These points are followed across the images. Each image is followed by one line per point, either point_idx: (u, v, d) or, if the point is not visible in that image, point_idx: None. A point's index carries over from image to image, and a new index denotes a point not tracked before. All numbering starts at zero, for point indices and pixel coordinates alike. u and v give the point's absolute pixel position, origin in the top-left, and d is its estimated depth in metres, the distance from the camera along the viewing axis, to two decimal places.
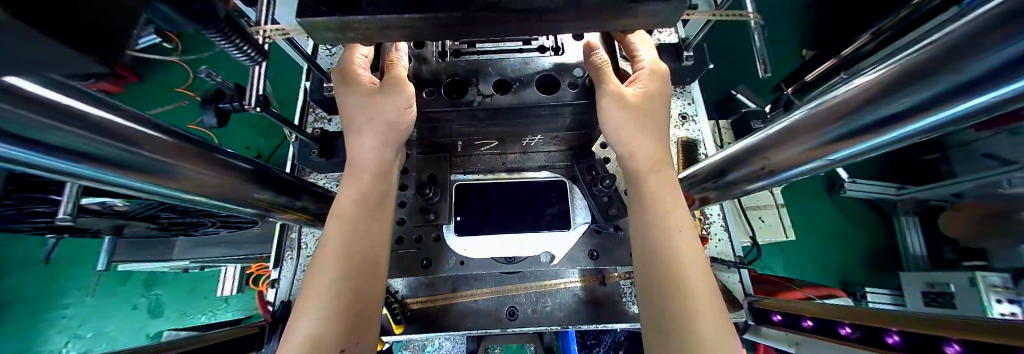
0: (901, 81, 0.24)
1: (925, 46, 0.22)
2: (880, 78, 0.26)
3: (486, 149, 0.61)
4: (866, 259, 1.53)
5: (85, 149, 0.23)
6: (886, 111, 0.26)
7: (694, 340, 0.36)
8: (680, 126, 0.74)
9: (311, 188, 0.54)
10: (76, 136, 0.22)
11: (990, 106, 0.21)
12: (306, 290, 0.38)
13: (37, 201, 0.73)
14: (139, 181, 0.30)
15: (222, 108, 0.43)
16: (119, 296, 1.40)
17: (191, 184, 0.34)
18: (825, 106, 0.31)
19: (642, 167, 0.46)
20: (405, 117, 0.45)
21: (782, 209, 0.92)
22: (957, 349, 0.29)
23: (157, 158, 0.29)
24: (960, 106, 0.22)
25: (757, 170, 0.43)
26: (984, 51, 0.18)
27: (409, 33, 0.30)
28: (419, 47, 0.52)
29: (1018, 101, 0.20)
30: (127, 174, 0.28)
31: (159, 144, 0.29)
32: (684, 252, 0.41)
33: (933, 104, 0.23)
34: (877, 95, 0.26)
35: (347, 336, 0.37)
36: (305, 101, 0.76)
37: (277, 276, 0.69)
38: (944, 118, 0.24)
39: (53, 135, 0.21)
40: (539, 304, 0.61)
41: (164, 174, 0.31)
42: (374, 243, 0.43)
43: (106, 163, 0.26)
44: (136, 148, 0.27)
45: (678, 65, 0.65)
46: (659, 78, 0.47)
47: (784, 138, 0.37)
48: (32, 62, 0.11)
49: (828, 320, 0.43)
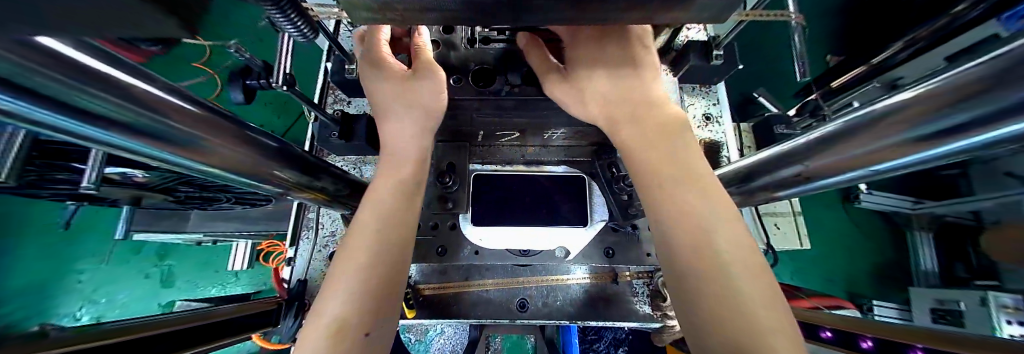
0: (948, 98, 0.23)
1: (981, 63, 0.21)
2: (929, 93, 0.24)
3: (506, 140, 0.60)
4: (875, 272, 1.52)
5: (126, 120, 0.23)
6: (929, 128, 0.25)
7: (729, 304, 0.31)
8: (703, 127, 0.72)
9: (331, 170, 0.54)
10: (116, 106, 0.22)
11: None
12: (335, 272, 0.39)
13: (58, 169, 0.74)
14: (178, 157, 0.30)
15: (249, 85, 0.43)
16: (133, 265, 1.47)
17: (222, 160, 0.34)
18: (868, 115, 0.30)
19: (633, 149, 0.43)
20: (438, 103, 0.45)
21: (799, 217, 0.91)
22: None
23: (193, 132, 0.29)
24: (997, 133, 0.21)
25: (789, 177, 0.41)
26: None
27: (448, 17, 0.29)
28: (447, 32, 0.50)
29: None
30: (166, 149, 0.29)
31: (192, 119, 0.28)
32: (721, 236, 0.35)
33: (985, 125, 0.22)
34: (919, 111, 0.25)
35: (371, 321, 0.37)
36: (325, 82, 0.76)
37: (293, 254, 0.70)
38: (988, 142, 0.22)
39: (98, 107, 0.21)
40: (550, 298, 0.61)
41: (199, 149, 0.31)
42: (403, 233, 0.43)
43: (148, 137, 0.26)
44: (175, 124, 0.27)
45: (707, 64, 0.64)
46: (598, 63, 0.46)
47: (818, 147, 0.36)
48: (99, 4, 0.11)
49: (849, 334, 0.42)
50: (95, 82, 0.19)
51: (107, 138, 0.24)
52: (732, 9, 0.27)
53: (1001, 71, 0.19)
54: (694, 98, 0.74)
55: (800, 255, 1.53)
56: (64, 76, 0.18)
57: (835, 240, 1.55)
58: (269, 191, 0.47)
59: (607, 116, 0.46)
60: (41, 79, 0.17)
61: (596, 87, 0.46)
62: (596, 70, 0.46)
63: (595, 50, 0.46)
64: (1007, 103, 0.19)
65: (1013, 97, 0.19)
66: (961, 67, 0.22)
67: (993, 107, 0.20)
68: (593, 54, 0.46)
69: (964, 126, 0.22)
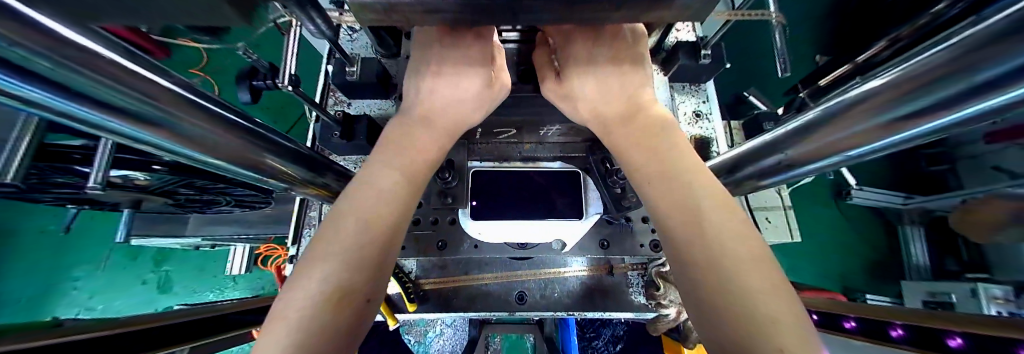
0: (907, 85, 0.24)
1: (936, 52, 0.22)
2: (889, 82, 0.26)
3: (504, 137, 0.62)
4: (867, 265, 1.55)
5: (142, 113, 0.25)
6: (890, 114, 0.27)
7: (721, 259, 0.32)
8: (693, 124, 0.75)
9: (335, 167, 0.56)
10: (128, 97, 0.23)
11: (996, 111, 0.22)
12: (331, 235, 0.37)
13: (59, 171, 0.73)
14: (191, 150, 0.31)
15: (256, 86, 0.45)
16: (128, 272, 1.46)
17: (233, 155, 0.36)
18: (840, 104, 0.32)
19: (622, 144, 0.46)
20: (448, 100, 0.50)
21: (789, 211, 0.93)
22: (960, 343, 0.29)
23: (206, 128, 0.31)
24: (959, 112, 0.23)
25: (773, 164, 0.43)
26: (979, 67, 0.19)
27: (448, 18, 0.31)
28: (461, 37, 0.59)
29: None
30: (183, 144, 0.30)
31: (202, 113, 0.30)
32: (710, 203, 0.36)
33: (937, 111, 0.24)
34: (883, 98, 0.27)
35: (372, 290, 0.38)
36: (326, 85, 0.77)
37: (296, 252, 0.70)
38: (954, 122, 0.24)
39: (112, 97, 0.22)
40: (548, 290, 0.63)
41: (213, 145, 0.33)
42: (404, 207, 0.43)
43: (166, 132, 0.28)
44: (188, 119, 0.28)
45: (696, 62, 0.68)
46: (587, 64, 0.48)
47: (796, 135, 0.38)
48: None
49: (834, 316, 0.44)
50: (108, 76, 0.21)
51: (122, 129, 0.26)
52: (710, 9, 0.30)
53: (953, 58, 0.21)
54: (684, 96, 0.76)
55: (793, 251, 1.56)
56: (80, 66, 0.19)
57: (828, 235, 1.58)
58: (275, 186, 0.48)
59: (597, 115, 0.49)
60: (60, 70, 0.18)
61: (587, 89, 0.48)
62: (582, 70, 0.48)
63: (587, 51, 0.48)
64: (957, 88, 0.21)
65: (965, 82, 0.21)
66: (921, 55, 0.24)
67: (943, 94, 0.22)
68: (585, 56, 0.48)
69: (926, 110, 0.24)
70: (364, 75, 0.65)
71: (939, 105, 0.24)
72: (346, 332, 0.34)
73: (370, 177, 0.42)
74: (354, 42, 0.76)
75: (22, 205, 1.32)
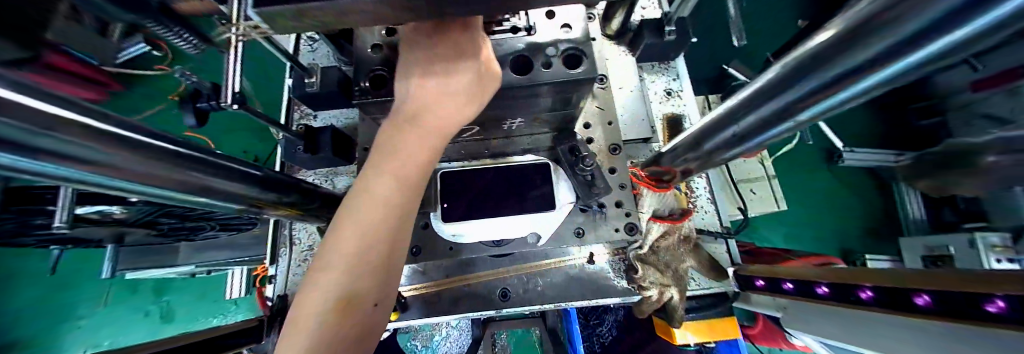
0: (830, 48, 0.23)
1: (855, 9, 0.21)
2: (815, 49, 0.25)
3: (468, 136, 0.58)
4: (863, 226, 1.55)
5: (98, 157, 0.23)
6: (825, 76, 0.25)
7: None
8: (664, 102, 0.73)
9: (301, 185, 0.54)
10: (91, 146, 0.22)
11: (926, 65, 0.20)
12: (333, 243, 0.35)
13: (35, 212, 0.72)
14: (148, 187, 0.30)
15: (200, 108, 0.44)
16: (128, 306, 1.45)
17: (188, 185, 0.34)
18: (781, 68, 0.30)
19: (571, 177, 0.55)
20: (458, 108, 0.41)
21: (774, 181, 0.93)
22: (926, 299, 0.31)
23: (164, 165, 0.29)
24: (890, 72, 0.22)
25: (727, 137, 0.42)
26: (887, 27, 0.18)
27: (367, 19, 0.29)
28: (391, 35, 0.46)
29: (944, 60, 0.20)
30: (138, 180, 0.28)
31: (163, 152, 0.29)
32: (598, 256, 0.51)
33: (860, 73, 0.23)
34: (814, 59, 0.25)
35: (380, 293, 0.37)
36: (290, 99, 0.76)
37: (275, 272, 0.69)
38: (889, 79, 0.23)
39: (78, 151, 0.21)
40: (529, 284, 0.62)
41: (174, 176, 0.31)
42: (401, 210, 0.38)
43: (122, 172, 0.26)
44: (148, 161, 0.27)
45: (661, 40, 0.67)
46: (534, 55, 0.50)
47: (744, 105, 0.37)
48: None
49: (807, 282, 0.46)
50: (69, 130, 0.20)
51: (102, 179, 0.26)
52: None
53: (864, 16, 0.20)
54: (654, 75, 0.75)
55: (788, 220, 1.55)
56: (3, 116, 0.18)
57: (821, 199, 1.58)
58: (225, 209, 0.44)
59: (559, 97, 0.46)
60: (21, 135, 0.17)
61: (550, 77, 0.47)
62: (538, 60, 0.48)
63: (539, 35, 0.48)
64: (871, 52, 0.20)
65: (874, 46, 0.20)
66: (842, 13, 0.22)
67: (868, 54, 0.21)
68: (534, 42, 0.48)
69: (858, 72, 0.23)
70: (325, 85, 0.64)
71: (858, 68, 0.22)
72: (359, 331, 0.34)
73: (362, 183, 0.38)
74: (314, 53, 0.74)
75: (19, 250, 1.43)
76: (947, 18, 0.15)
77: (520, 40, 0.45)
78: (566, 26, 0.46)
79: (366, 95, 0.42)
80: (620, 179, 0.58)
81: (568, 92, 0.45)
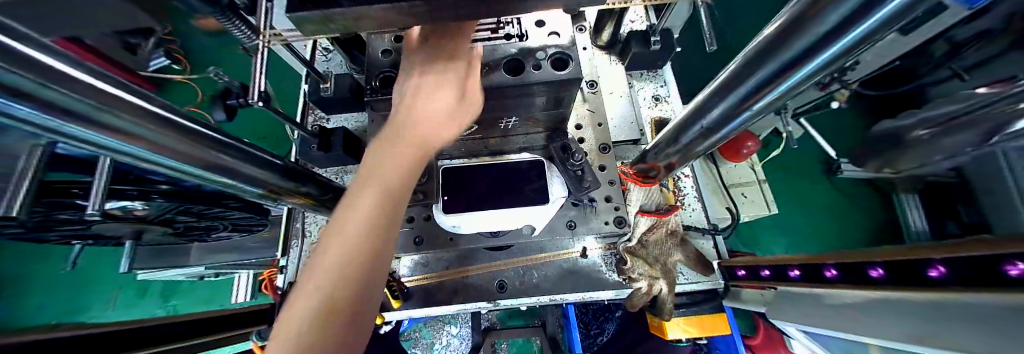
0: (775, 39, 0.28)
1: (790, 5, 0.25)
2: (764, 42, 0.29)
3: (468, 134, 0.63)
4: (863, 235, 1.54)
5: (129, 130, 0.27)
6: (775, 62, 0.30)
7: None
8: (653, 107, 0.78)
9: (317, 177, 0.58)
10: (125, 119, 0.26)
11: (848, 49, 0.24)
12: (327, 242, 0.34)
13: (62, 206, 0.77)
14: (180, 163, 0.35)
15: (230, 104, 0.49)
16: (139, 308, 1.50)
17: (217, 166, 0.38)
18: (739, 62, 0.34)
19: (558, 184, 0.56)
20: (451, 112, 0.43)
21: (764, 185, 0.96)
22: (880, 272, 0.37)
23: (194, 144, 0.33)
24: (823, 55, 0.26)
25: (698, 130, 0.47)
26: (819, 14, 0.22)
27: (381, 21, 0.34)
28: (398, 41, 0.52)
29: (860, 45, 0.24)
30: (172, 156, 0.33)
31: (194, 134, 0.33)
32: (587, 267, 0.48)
33: (803, 57, 0.27)
34: (763, 50, 0.30)
35: (367, 300, 0.33)
36: (305, 103, 0.82)
37: (285, 263, 0.73)
38: (824, 62, 0.27)
39: (116, 121, 0.25)
40: (526, 276, 0.65)
41: (204, 156, 0.35)
42: (394, 210, 0.38)
43: (156, 147, 0.30)
44: (180, 138, 0.32)
45: (647, 50, 0.72)
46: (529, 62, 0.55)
47: (712, 98, 0.41)
48: None
49: (782, 268, 0.51)
50: (109, 103, 0.24)
51: (138, 152, 0.30)
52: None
53: (799, 10, 0.24)
54: (643, 82, 0.80)
55: (788, 229, 1.55)
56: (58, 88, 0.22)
57: (820, 208, 1.59)
58: (250, 193, 0.49)
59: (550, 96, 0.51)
60: (68, 103, 0.21)
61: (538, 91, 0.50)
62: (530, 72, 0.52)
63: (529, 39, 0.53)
64: (810, 36, 0.24)
65: (813, 30, 0.24)
66: (782, 10, 0.27)
67: (806, 38, 0.25)
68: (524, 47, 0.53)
69: (800, 56, 0.27)
70: (339, 90, 0.70)
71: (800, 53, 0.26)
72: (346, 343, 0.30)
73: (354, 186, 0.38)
74: (329, 62, 0.81)
75: (44, 251, 1.52)
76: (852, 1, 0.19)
77: (512, 45, 0.50)
78: (554, 34, 0.51)
79: (376, 93, 0.47)
80: (609, 176, 0.62)
81: (558, 91, 0.50)
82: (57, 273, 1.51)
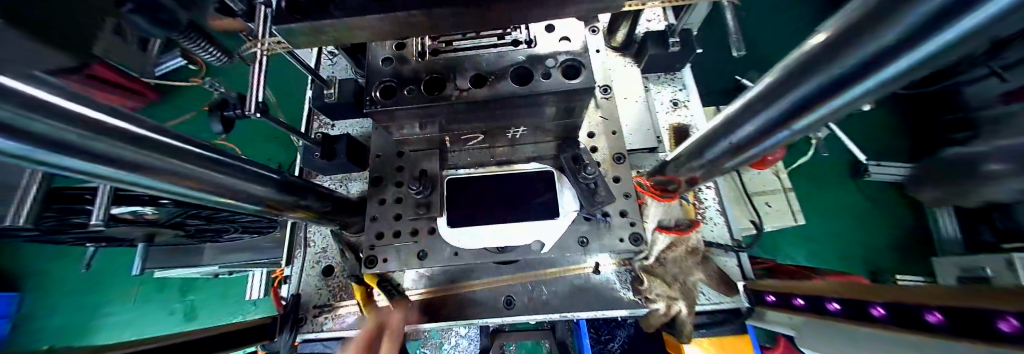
0: (822, 54, 0.23)
1: (844, 15, 0.21)
2: (807, 56, 0.25)
3: (474, 144, 0.59)
4: (894, 243, 1.45)
5: (129, 158, 0.25)
6: (818, 80, 0.25)
7: None
8: (671, 112, 0.73)
9: (317, 188, 0.56)
10: (120, 149, 0.24)
11: (915, 69, 0.20)
12: None
13: (73, 212, 0.78)
14: (172, 186, 0.32)
15: (227, 116, 0.48)
16: (155, 304, 1.55)
17: (214, 186, 0.36)
18: (776, 76, 0.30)
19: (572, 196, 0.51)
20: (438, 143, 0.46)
21: (790, 193, 0.89)
22: (938, 317, 0.30)
23: (191, 167, 0.31)
24: (881, 76, 0.22)
25: (727, 147, 0.43)
26: (884, 31, 0.18)
27: (375, 33, 0.31)
28: (399, 48, 0.49)
29: (931, 66, 0.20)
30: (168, 180, 0.31)
31: (191, 156, 0.31)
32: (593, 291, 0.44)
33: (856, 77, 0.23)
34: (807, 66, 0.25)
35: None
36: (310, 109, 0.80)
37: (289, 273, 0.72)
38: (882, 83, 0.23)
39: (112, 152, 0.23)
40: (535, 293, 0.62)
41: (201, 179, 0.33)
42: None
43: (153, 173, 0.28)
44: (179, 162, 0.30)
45: (665, 52, 0.67)
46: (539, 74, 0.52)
47: (743, 112, 0.36)
48: None
49: (817, 297, 0.45)
50: (104, 134, 0.22)
51: (132, 179, 0.28)
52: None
53: (855, 24, 0.20)
54: (660, 85, 0.75)
55: (811, 235, 1.47)
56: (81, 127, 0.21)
57: (846, 213, 1.50)
58: (246, 210, 0.46)
59: (561, 106, 0.47)
60: (61, 138, 0.19)
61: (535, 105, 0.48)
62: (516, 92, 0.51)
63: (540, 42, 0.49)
64: (865, 55, 0.20)
65: (868, 49, 0.20)
66: (832, 19, 0.23)
67: (862, 58, 0.21)
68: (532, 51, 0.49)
69: (853, 76, 0.23)
70: (342, 96, 0.68)
71: (852, 72, 0.22)
72: None
73: None
74: (333, 66, 0.79)
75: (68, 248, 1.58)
76: (932, 19, 0.15)
77: (520, 51, 0.47)
78: (565, 39, 0.47)
79: (375, 104, 0.44)
80: (624, 188, 0.58)
81: (569, 101, 0.46)
82: (78, 270, 1.56)
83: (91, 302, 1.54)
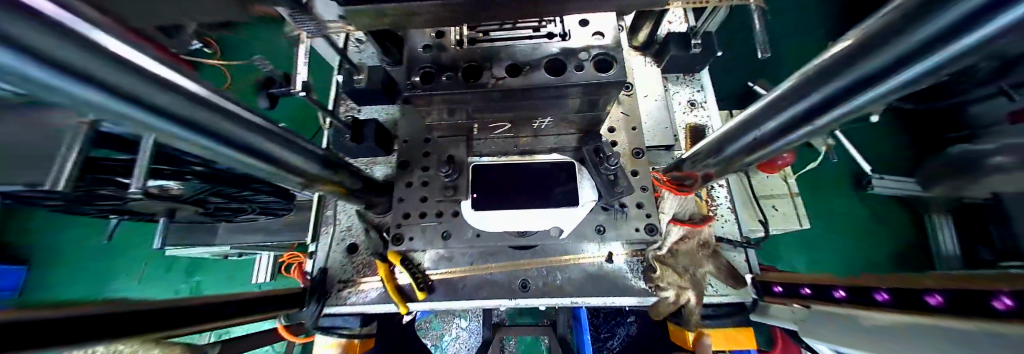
0: (844, 57, 0.26)
1: (868, 22, 0.23)
2: (830, 58, 0.28)
3: (500, 132, 0.61)
4: (895, 255, 1.47)
5: (190, 116, 0.27)
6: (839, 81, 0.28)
7: None
8: (688, 113, 0.76)
9: (349, 166, 0.59)
10: (184, 106, 0.26)
11: (928, 72, 0.23)
12: None
13: (103, 183, 0.81)
14: (228, 150, 0.35)
15: (273, 93, 0.51)
16: (164, 281, 1.58)
17: (261, 154, 0.39)
18: (800, 76, 0.32)
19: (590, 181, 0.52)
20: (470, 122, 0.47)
21: (797, 198, 0.92)
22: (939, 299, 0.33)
23: (242, 132, 0.34)
24: (895, 78, 0.24)
25: (747, 144, 0.45)
26: (901, 36, 0.21)
27: (430, 18, 0.34)
28: (438, 36, 0.51)
29: (942, 70, 0.22)
30: (222, 144, 0.33)
31: (243, 121, 0.33)
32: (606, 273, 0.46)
33: (874, 79, 0.25)
34: (829, 67, 0.28)
35: None
36: (338, 94, 0.83)
37: (314, 249, 0.74)
38: (898, 85, 0.25)
39: (175, 109, 0.25)
40: (549, 278, 0.65)
41: (248, 145, 0.36)
42: None
43: (209, 135, 0.31)
44: (231, 126, 0.32)
45: (686, 54, 0.70)
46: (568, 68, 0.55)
47: (765, 110, 0.39)
48: None
49: (825, 287, 0.47)
50: (171, 88, 0.24)
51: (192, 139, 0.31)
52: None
53: (875, 29, 0.22)
54: (679, 86, 0.77)
55: (812, 243, 1.50)
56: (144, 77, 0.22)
57: (848, 223, 1.52)
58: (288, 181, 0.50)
59: (589, 98, 0.50)
60: (133, 88, 0.21)
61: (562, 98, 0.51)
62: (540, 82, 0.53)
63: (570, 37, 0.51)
64: (884, 59, 0.23)
65: (886, 52, 0.22)
66: (855, 25, 0.25)
67: (880, 61, 0.23)
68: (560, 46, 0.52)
69: (871, 78, 0.25)
70: (371, 82, 0.70)
71: (870, 74, 0.25)
72: None
73: None
74: (361, 53, 0.82)
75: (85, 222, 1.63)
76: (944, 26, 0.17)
77: (554, 44, 0.49)
78: (597, 34, 0.50)
79: (416, 88, 0.46)
80: (642, 181, 0.60)
81: (597, 94, 0.48)
82: (96, 243, 1.61)
83: (102, 275, 1.57)
